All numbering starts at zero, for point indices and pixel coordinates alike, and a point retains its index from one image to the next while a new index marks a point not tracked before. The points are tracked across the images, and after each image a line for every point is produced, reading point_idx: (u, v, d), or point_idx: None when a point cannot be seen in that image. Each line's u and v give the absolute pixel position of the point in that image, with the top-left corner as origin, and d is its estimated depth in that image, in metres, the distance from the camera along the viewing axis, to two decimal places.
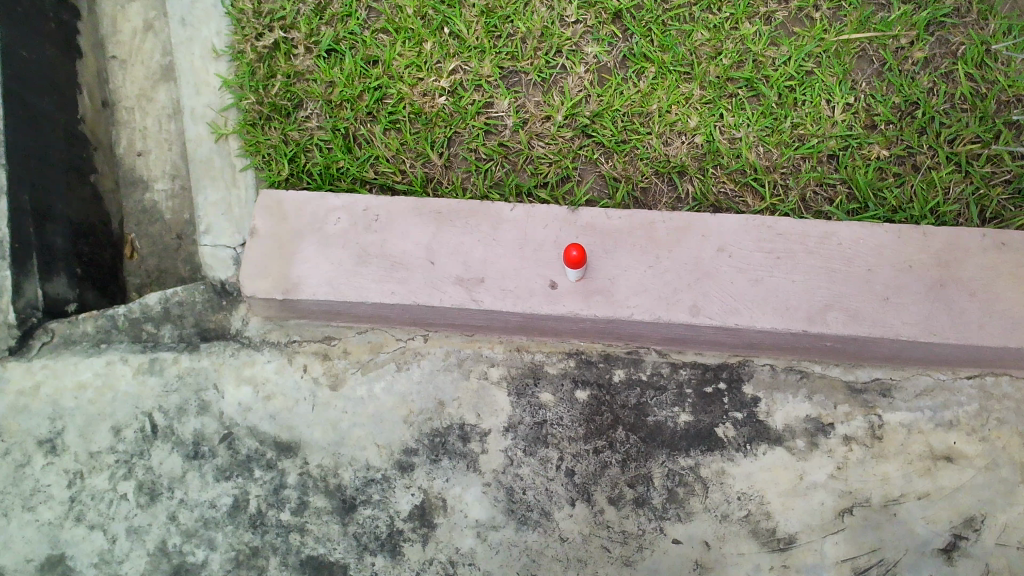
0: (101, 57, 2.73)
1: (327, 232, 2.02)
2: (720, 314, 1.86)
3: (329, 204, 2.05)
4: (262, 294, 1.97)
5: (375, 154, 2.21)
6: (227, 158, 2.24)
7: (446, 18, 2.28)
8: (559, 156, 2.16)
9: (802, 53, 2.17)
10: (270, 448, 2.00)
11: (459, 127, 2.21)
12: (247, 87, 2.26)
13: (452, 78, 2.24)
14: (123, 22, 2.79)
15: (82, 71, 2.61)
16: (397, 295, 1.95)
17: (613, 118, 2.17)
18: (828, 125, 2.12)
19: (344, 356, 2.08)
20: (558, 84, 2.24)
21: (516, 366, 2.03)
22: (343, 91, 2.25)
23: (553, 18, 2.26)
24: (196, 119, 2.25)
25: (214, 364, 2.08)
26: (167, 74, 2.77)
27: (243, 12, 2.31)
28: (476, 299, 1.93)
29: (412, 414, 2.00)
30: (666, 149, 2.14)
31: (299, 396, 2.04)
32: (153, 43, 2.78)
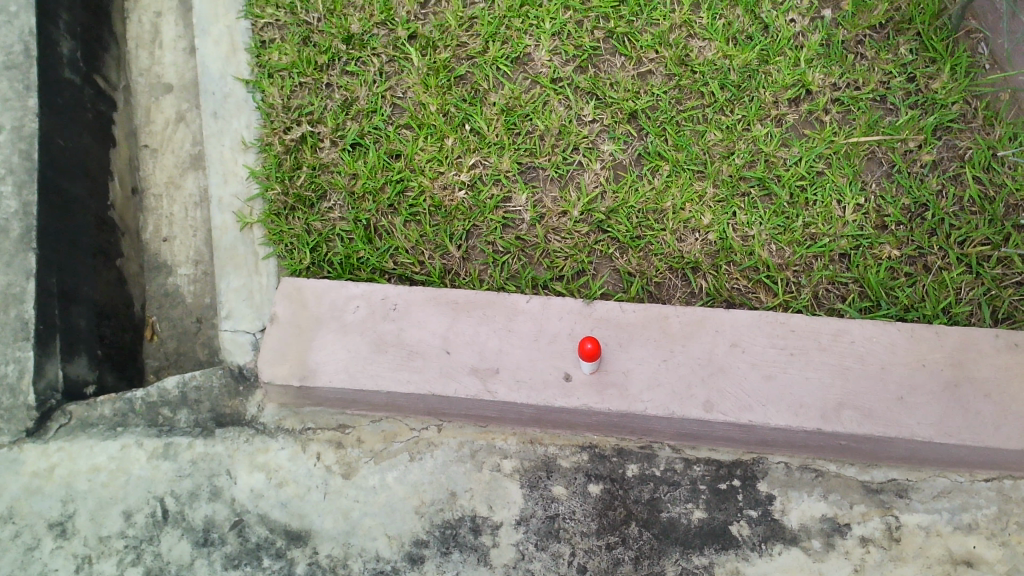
0: (134, 146, 2.84)
1: (346, 319, 2.06)
2: (734, 410, 1.86)
3: (348, 293, 2.09)
4: (279, 380, 1.99)
5: (395, 245, 2.27)
6: (250, 246, 2.28)
7: (467, 116, 2.37)
8: (575, 250, 2.20)
9: (813, 154, 2.23)
10: (280, 536, 1.98)
11: (478, 221, 2.27)
12: (273, 178, 2.33)
13: (471, 172, 2.31)
14: (157, 113, 2.91)
15: (115, 160, 2.70)
16: (413, 384, 1.97)
17: (628, 214, 2.22)
18: (839, 225, 2.16)
19: (358, 444, 2.08)
20: (575, 180, 2.30)
21: (529, 458, 2.03)
22: (366, 184, 2.32)
23: (571, 117, 2.35)
24: (223, 208, 2.30)
25: (228, 450, 2.09)
26: (195, 163, 2.86)
27: (273, 107, 2.41)
28: (490, 390, 1.94)
29: (423, 504, 1.99)
30: (680, 245, 2.18)
31: (312, 484, 2.04)
32: (184, 133, 2.89)
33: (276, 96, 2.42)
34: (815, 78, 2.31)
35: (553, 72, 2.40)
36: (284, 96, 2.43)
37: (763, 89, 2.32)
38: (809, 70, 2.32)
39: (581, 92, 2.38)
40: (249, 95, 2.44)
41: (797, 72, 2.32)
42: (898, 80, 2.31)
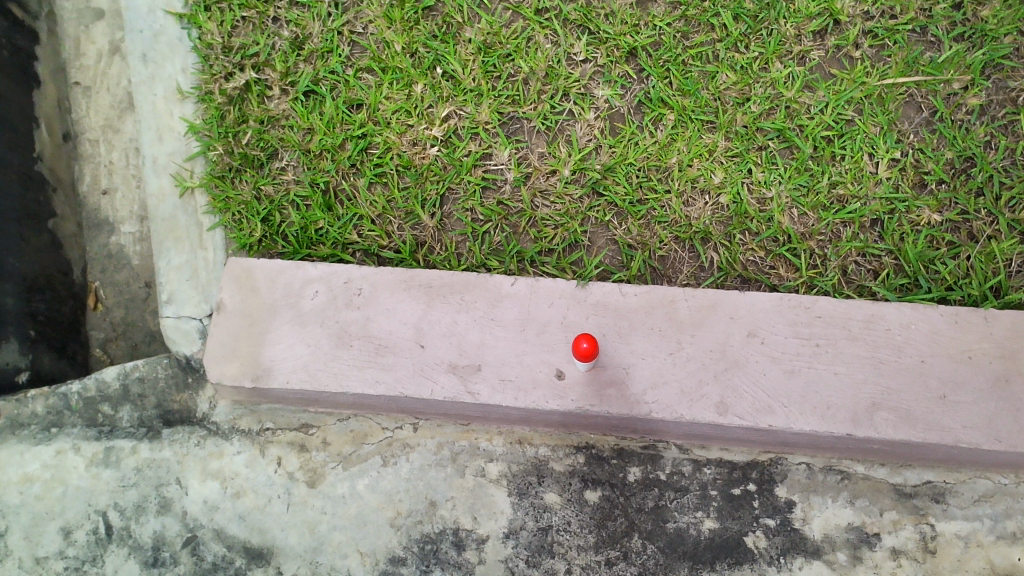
0: (62, 84, 2.48)
1: (303, 307, 1.79)
2: (749, 412, 1.62)
3: (306, 275, 1.82)
4: (230, 380, 1.76)
5: (358, 213, 1.96)
6: (192, 214, 1.99)
7: (438, 56, 2.03)
8: (566, 218, 1.89)
9: (841, 99, 1.90)
10: (239, 555, 1.79)
11: (454, 183, 1.95)
12: (215, 134, 2.01)
13: (445, 126, 1.98)
14: (88, 44, 2.54)
15: (39, 103, 2.36)
16: (382, 384, 1.73)
17: (628, 173, 1.91)
18: (871, 185, 1.85)
19: (323, 447, 1.86)
20: (565, 132, 1.98)
21: (517, 462, 1.81)
22: (322, 140, 1.99)
23: (560, 55, 2.00)
24: (158, 170, 1.99)
25: (177, 455, 1.87)
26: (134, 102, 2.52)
27: (212, 47, 2.06)
28: (471, 391, 1.70)
29: (399, 516, 1.79)
30: (687, 210, 1.87)
31: (272, 494, 1.83)
32: (120, 67, 2.54)
33: (215, 35, 2.07)
34: (845, 6, 1.96)
35: (538, 1, 2.03)
36: (224, 33, 2.07)
37: (783, 20, 1.97)
38: None
39: (571, 24, 2.03)
40: (185, 32, 2.08)
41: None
42: (943, 6, 1.95)
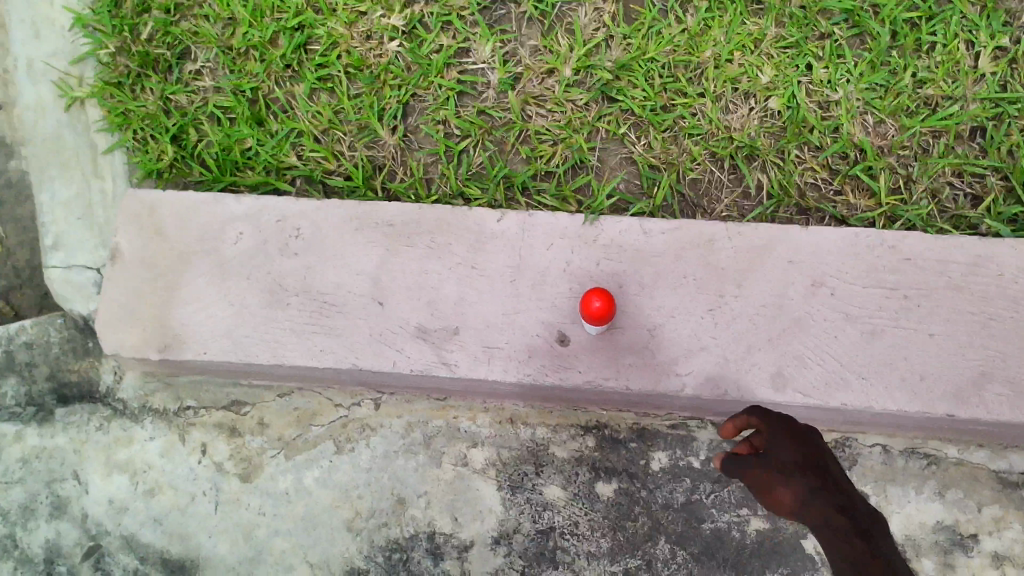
0: None
1: (223, 255, 1.36)
2: (814, 388, 1.23)
3: (227, 211, 1.38)
4: (130, 352, 1.34)
5: (296, 128, 1.50)
6: (82, 133, 1.54)
7: None
8: (567, 132, 1.45)
9: None
10: (156, 568, 1.41)
11: (421, 89, 1.49)
12: (107, 27, 1.54)
13: (408, 13, 1.51)
14: None
15: None
16: (330, 355, 1.31)
17: (648, 73, 1.46)
18: (969, 82, 1.41)
19: (259, 431, 1.45)
20: (565, 20, 1.51)
21: (508, 448, 1.40)
22: (248, 35, 1.53)
23: None
24: (36, 77, 1.56)
25: (74, 443, 1.46)
26: None
27: None
28: (447, 362, 1.30)
29: (359, 517, 1.40)
30: (726, 118, 1.43)
31: (195, 491, 1.43)
32: None
33: None
34: None
35: None
36: None
37: None
38: None
39: None
40: None
41: None
42: None
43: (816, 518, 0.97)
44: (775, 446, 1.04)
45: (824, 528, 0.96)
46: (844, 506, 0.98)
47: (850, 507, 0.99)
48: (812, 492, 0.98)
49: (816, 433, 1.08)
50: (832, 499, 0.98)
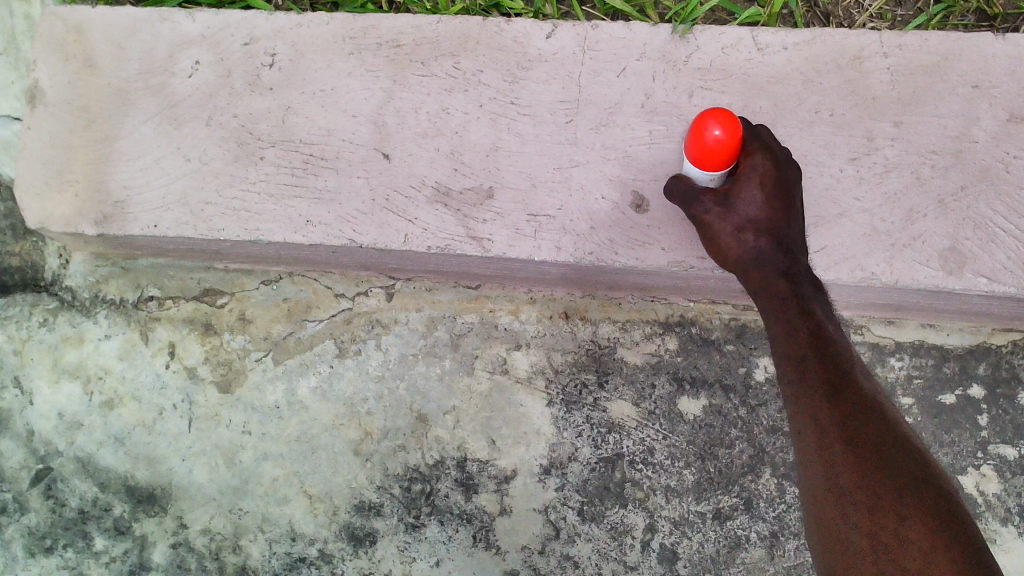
0: None
1: (175, 92, 1.00)
2: (1004, 270, 0.86)
3: (177, 32, 1.01)
4: (59, 224, 1.01)
5: None
6: None
7: None
8: None
9: None
10: (119, 498, 1.11)
11: None
12: None
13: None
14: None
15: None
16: (320, 227, 0.97)
17: None
18: None
19: (240, 329, 1.11)
20: None
21: (563, 351, 1.06)
22: None
23: None
24: None
25: (13, 342, 1.14)
26: None
27: None
28: (478, 236, 0.94)
29: (368, 439, 1.07)
30: None
31: (163, 403, 1.11)
32: None
33: None
34: None
35: None
36: None
37: None
38: None
39: None
40: None
41: None
42: None
43: (759, 282, 0.80)
44: (744, 200, 0.81)
45: (760, 297, 0.80)
46: (792, 271, 0.80)
47: (797, 264, 0.80)
48: (759, 254, 0.80)
49: (799, 177, 0.84)
50: (779, 265, 0.80)
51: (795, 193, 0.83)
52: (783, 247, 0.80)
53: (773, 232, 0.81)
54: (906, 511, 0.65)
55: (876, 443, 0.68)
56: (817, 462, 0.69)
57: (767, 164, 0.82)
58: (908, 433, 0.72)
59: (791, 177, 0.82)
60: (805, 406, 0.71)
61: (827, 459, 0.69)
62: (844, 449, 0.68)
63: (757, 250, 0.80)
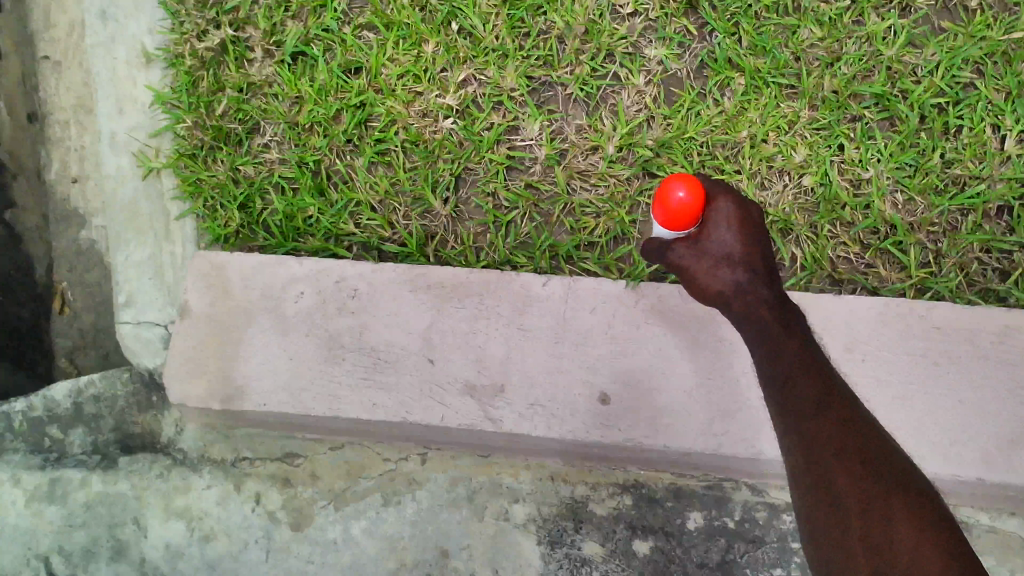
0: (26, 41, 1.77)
1: (285, 312, 1.44)
2: None
3: (289, 272, 1.46)
4: (196, 401, 1.43)
5: (355, 198, 1.59)
6: (157, 202, 1.64)
7: (454, 9, 1.60)
8: (609, 204, 1.53)
9: (957, 59, 1.49)
10: None
11: (473, 162, 1.57)
12: (185, 105, 1.63)
13: (461, 93, 1.58)
14: None
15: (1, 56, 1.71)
16: (383, 408, 1.39)
17: (688, 151, 1.53)
18: (997, 163, 1.46)
19: (311, 482, 1.50)
20: (609, 100, 1.58)
21: (550, 504, 1.45)
22: (313, 111, 1.60)
23: (602, 8, 1.58)
24: (118, 149, 1.66)
25: (135, 489, 1.52)
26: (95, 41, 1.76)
27: (183, 2, 1.66)
28: (492, 417, 1.37)
29: (404, 567, 1.44)
30: (763, 195, 1.50)
31: (248, 538, 1.48)
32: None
33: None
34: None
35: None
36: None
37: None
38: None
39: None
40: None
41: None
42: None
43: (749, 309, 1.21)
44: (722, 237, 1.25)
45: (744, 311, 1.21)
46: (769, 300, 1.21)
47: (769, 291, 1.22)
48: (739, 279, 1.23)
49: (759, 218, 1.28)
50: (758, 294, 1.21)
51: (756, 228, 1.26)
52: (754, 273, 1.23)
53: (741, 259, 1.24)
54: (892, 500, 0.99)
55: (861, 449, 1.05)
56: (817, 461, 1.04)
57: (733, 210, 1.25)
58: (880, 435, 1.08)
59: (750, 214, 1.26)
60: (800, 429, 1.08)
61: (827, 460, 1.04)
62: (839, 459, 1.04)
63: (734, 280, 1.23)
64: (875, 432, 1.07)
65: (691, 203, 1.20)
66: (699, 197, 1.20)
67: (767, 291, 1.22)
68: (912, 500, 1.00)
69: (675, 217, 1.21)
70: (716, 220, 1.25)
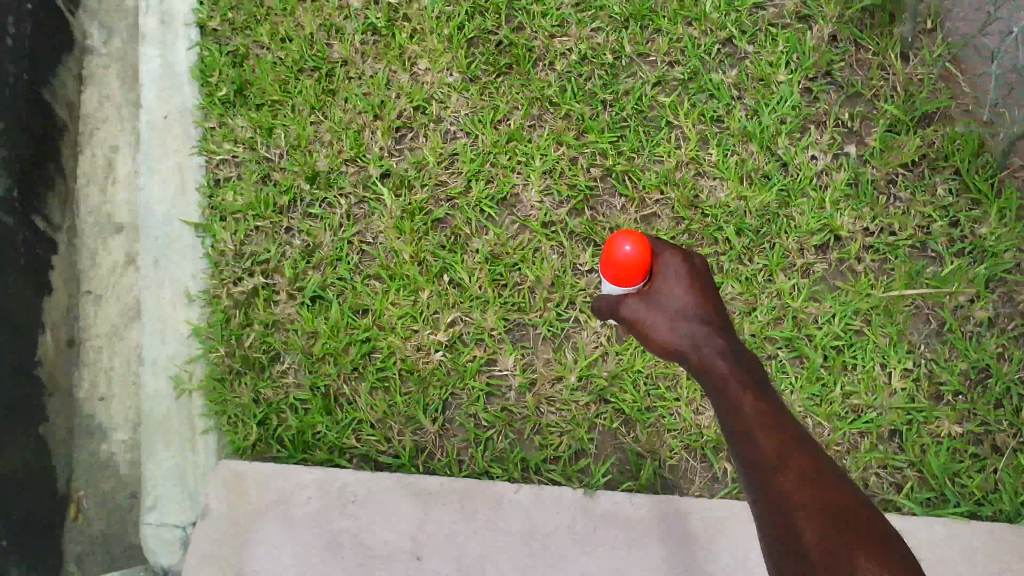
0: (75, 279, 2.11)
1: (294, 513, 1.69)
2: None
3: (298, 478, 1.73)
4: None
5: (358, 417, 1.88)
6: (187, 419, 1.92)
7: (446, 264, 1.98)
8: (572, 424, 1.83)
9: (848, 310, 1.87)
10: None
11: (458, 388, 1.88)
12: (218, 337, 1.95)
13: (451, 331, 1.92)
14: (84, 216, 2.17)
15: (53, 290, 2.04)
16: None
17: (636, 381, 1.85)
18: (886, 395, 1.80)
19: None
20: (571, 338, 1.93)
21: None
22: (326, 344, 1.92)
23: (565, 266, 1.97)
24: (157, 373, 1.95)
25: None
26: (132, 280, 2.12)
27: (223, 254, 2.02)
28: None
29: None
30: (697, 417, 1.83)
31: None
32: (118, 246, 2.15)
33: (226, 241, 2.03)
34: (845, 222, 1.95)
35: (545, 215, 2.01)
36: (236, 241, 2.03)
37: (785, 234, 1.95)
38: (836, 212, 1.96)
39: (576, 237, 2.00)
40: (199, 239, 2.05)
41: (823, 215, 1.96)
42: (941, 223, 1.94)
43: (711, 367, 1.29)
44: (671, 291, 1.44)
45: (705, 364, 1.30)
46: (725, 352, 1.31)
47: (722, 341, 1.34)
48: (692, 331, 1.35)
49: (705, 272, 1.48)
50: (714, 349, 1.32)
51: (704, 283, 1.44)
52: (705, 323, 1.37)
53: (688, 306, 1.40)
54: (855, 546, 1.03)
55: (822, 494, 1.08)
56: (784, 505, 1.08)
57: (680, 265, 1.47)
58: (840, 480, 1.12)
59: (695, 269, 1.46)
60: (765, 475, 1.12)
61: (793, 503, 1.07)
62: (801, 507, 1.07)
63: (688, 335, 1.35)
64: (820, 456, 1.16)
65: (637, 256, 1.43)
66: (644, 252, 1.44)
67: (721, 345, 1.32)
68: (859, 509, 1.09)
69: (625, 268, 1.44)
70: (665, 275, 1.47)
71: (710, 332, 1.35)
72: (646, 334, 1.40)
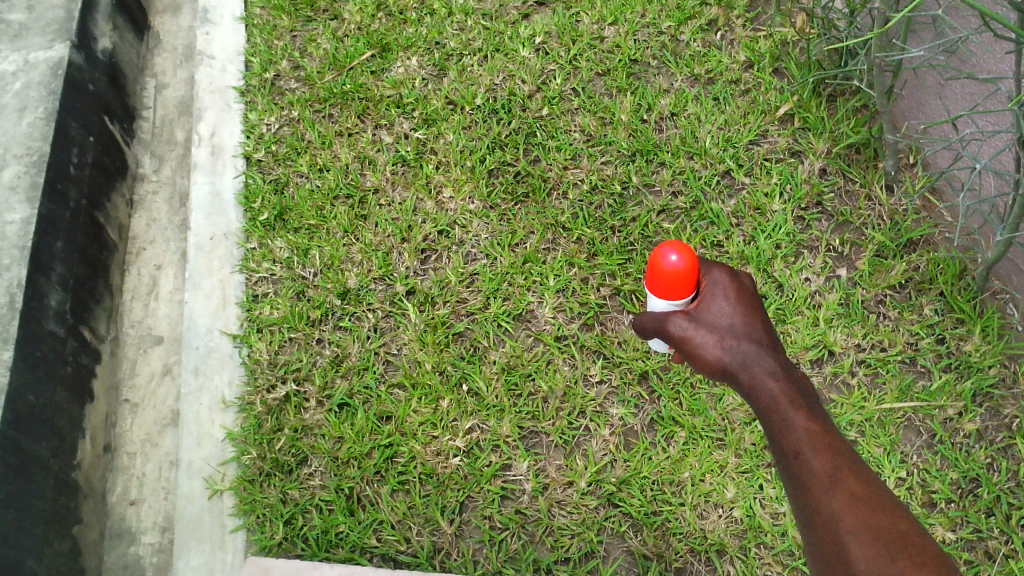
0: (114, 387, 2.26)
1: None
2: None
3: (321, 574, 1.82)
4: None
5: (379, 518, 1.98)
6: (217, 517, 2.01)
7: (465, 374, 2.13)
8: (582, 527, 1.92)
9: (842, 421, 1.98)
10: None
11: (474, 491, 1.99)
12: (251, 440, 2.07)
13: (468, 437, 2.04)
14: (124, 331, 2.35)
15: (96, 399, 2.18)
16: None
17: (642, 487, 1.96)
18: None
19: None
20: (581, 445, 2.04)
21: None
22: (351, 448, 2.05)
23: (577, 376, 2.11)
24: (191, 474, 2.06)
25: None
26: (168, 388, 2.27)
27: (259, 362, 2.17)
28: None
29: None
30: (701, 522, 1.92)
31: None
32: (156, 358, 2.32)
33: (262, 350, 2.18)
34: (837, 338, 2.09)
35: (558, 330, 2.17)
36: (271, 350, 2.19)
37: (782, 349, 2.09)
38: (829, 329, 2.11)
39: (587, 350, 2.15)
40: (236, 349, 2.21)
41: (816, 332, 2.10)
42: (927, 340, 2.08)
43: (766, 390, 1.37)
44: (722, 308, 1.50)
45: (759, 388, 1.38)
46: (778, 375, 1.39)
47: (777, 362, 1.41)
48: (746, 352, 1.42)
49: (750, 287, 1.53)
50: (767, 371, 1.39)
51: (751, 297, 1.51)
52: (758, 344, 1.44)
53: (740, 326, 1.46)
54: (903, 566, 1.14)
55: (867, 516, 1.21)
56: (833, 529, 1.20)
57: (727, 279, 1.53)
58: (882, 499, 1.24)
59: (743, 285, 1.52)
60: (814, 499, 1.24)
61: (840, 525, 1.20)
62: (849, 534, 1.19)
63: (742, 356, 1.42)
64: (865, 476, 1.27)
65: (683, 266, 1.52)
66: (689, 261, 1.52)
67: (772, 366, 1.40)
68: (906, 524, 1.20)
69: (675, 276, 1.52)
70: (712, 290, 1.53)
71: (761, 354, 1.42)
72: (694, 354, 1.46)
